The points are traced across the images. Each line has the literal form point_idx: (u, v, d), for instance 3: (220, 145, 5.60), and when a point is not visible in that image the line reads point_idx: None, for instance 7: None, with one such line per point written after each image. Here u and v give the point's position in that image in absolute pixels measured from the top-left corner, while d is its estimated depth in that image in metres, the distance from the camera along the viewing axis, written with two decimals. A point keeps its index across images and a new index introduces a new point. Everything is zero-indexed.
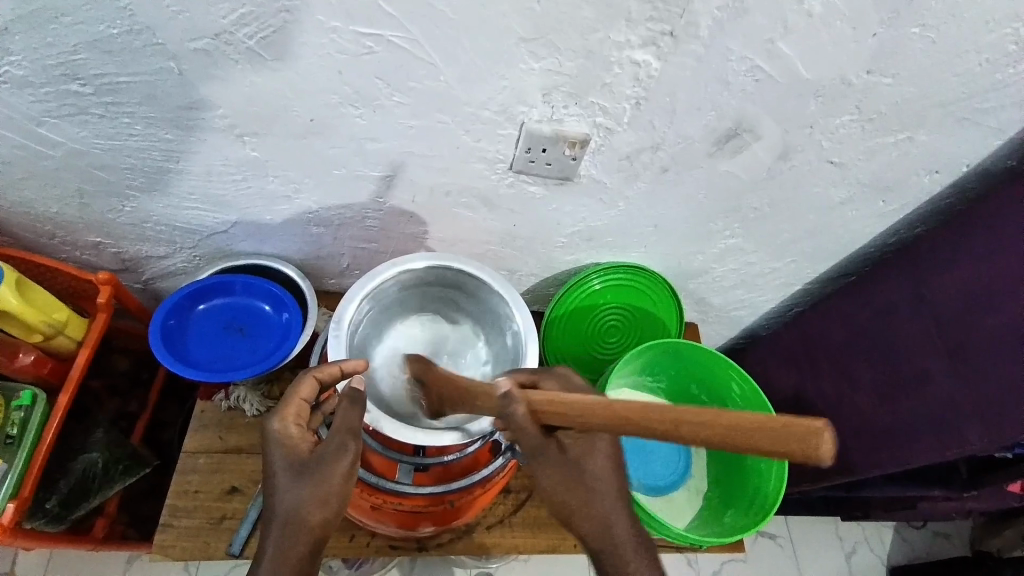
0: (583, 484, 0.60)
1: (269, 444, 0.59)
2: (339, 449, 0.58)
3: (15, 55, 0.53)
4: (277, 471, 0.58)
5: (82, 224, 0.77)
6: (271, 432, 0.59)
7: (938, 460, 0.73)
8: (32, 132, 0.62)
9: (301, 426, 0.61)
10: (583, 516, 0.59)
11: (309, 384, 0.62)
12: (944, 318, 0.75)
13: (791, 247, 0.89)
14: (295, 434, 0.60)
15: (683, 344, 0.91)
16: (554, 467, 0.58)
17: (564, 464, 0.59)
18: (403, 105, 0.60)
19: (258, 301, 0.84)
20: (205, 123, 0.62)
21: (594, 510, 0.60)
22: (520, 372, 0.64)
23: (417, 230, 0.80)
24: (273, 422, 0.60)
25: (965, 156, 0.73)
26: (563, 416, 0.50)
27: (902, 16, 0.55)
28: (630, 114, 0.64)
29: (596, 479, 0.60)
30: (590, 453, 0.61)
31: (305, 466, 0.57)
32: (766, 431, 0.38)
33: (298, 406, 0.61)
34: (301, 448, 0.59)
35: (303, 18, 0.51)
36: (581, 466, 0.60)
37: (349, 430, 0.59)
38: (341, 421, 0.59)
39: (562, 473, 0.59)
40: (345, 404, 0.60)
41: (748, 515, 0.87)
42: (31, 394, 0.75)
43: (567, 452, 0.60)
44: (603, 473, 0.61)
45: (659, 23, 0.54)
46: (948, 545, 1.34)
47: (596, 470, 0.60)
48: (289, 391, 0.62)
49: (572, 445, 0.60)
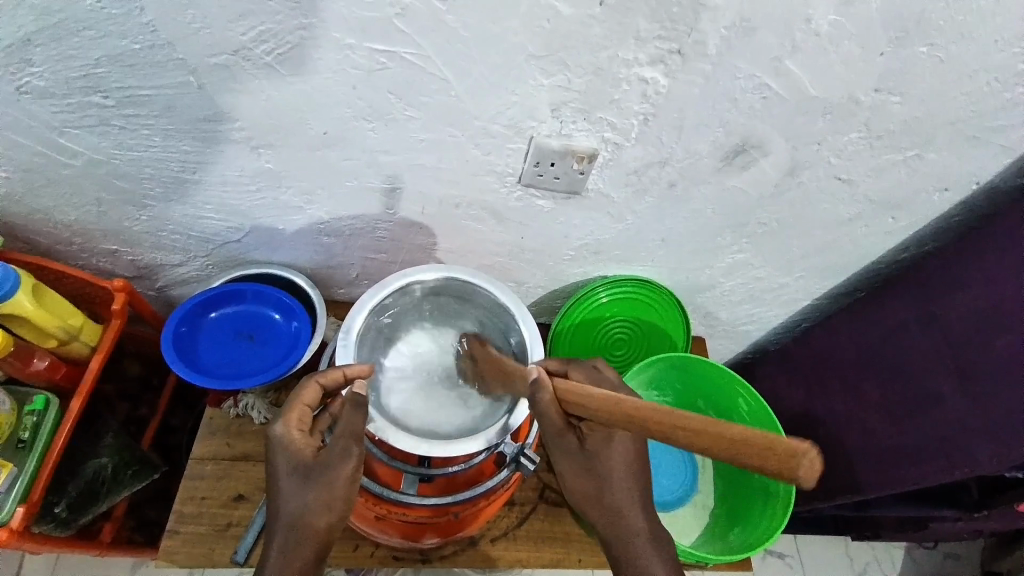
0: (597, 473, 0.62)
1: (274, 449, 0.60)
2: (341, 454, 0.58)
3: (39, 67, 0.55)
4: (281, 476, 0.59)
5: (99, 232, 0.78)
6: (273, 438, 0.60)
7: (945, 481, 0.72)
8: (52, 142, 0.63)
9: (305, 430, 0.60)
10: (597, 511, 0.62)
11: (313, 390, 0.60)
12: (957, 339, 0.74)
13: (799, 263, 0.89)
14: (299, 439, 0.59)
15: (700, 360, 0.91)
16: (569, 456, 0.61)
17: (580, 454, 0.61)
18: (415, 119, 0.61)
19: (269, 310, 0.85)
20: (222, 135, 0.63)
21: (607, 504, 0.62)
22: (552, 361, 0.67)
23: (427, 241, 0.81)
24: (277, 426, 0.60)
25: (974, 175, 0.73)
26: (580, 406, 0.53)
27: (910, 37, 0.56)
28: (638, 130, 0.64)
29: (611, 473, 0.62)
30: (608, 444, 0.62)
31: (308, 471, 0.58)
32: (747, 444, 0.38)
33: (301, 411, 0.60)
34: (305, 453, 0.59)
35: (319, 35, 0.52)
36: (597, 456, 0.62)
37: (353, 435, 0.58)
38: (345, 428, 0.57)
39: (576, 462, 0.61)
40: (348, 409, 0.57)
41: (755, 532, 0.86)
42: (44, 399, 0.77)
43: (585, 443, 0.61)
44: (618, 465, 0.62)
45: (666, 41, 0.54)
46: (958, 565, 1.32)
47: (612, 463, 0.62)
48: (293, 396, 0.60)
49: (591, 436, 0.62)
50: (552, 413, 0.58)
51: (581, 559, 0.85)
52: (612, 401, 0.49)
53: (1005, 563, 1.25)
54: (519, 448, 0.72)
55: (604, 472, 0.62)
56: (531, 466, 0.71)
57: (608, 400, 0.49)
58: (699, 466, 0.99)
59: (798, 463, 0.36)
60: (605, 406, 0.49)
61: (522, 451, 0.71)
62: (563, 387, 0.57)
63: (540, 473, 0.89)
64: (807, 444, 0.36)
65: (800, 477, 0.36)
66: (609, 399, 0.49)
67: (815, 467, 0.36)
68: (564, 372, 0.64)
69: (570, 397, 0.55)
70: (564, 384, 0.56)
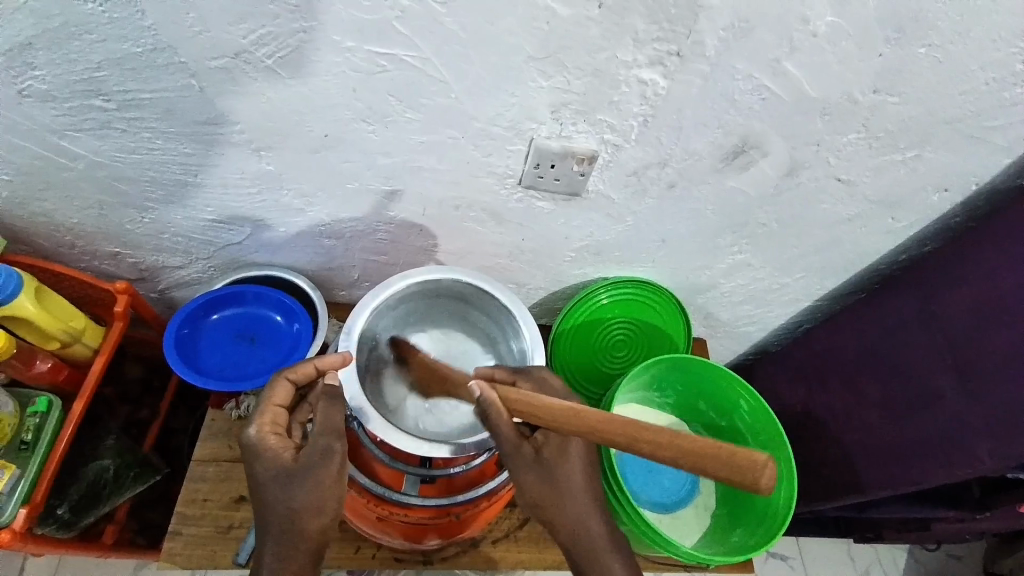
0: (557, 484, 0.62)
1: (251, 455, 0.59)
2: (325, 452, 0.59)
3: (40, 71, 0.55)
4: (268, 479, 0.58)
5: (102, 235, 0.79)
6: (249, 443, 0.58)
7: (947, 480, 0.72)
8: (54, 145, 0.64)
9: (279, 434, 0.60)
10: (558, 520, 0.62)
11: (284, 388, 0.61)
12: (957, 338, 0.75)
13: (799, 264, 0.89)
14: (275, 443, 0.59)
15: (706, 364, 0.91)
16: (526, 467, 0.61)
17: (538, 466, 0.62)
18: (415, 121, 0.62)
19: (270, 312, 0.85)
20: (222, 137, 0.63)
21: (569, 515, 0.62)
22: (499, 369, 0.66)
23: (427, 243, 0.81)
24: (251, 430, 0.59)
25: (973, 174, 0.73)
26: (538, 416, 0.53)
27: (907, 36, 0.56)
28: (638, 131, 0.64)
29: (570, 483, 0.63)
30: (564, 454, 0.63)
31: (292, 473, 0.58)
32: (719, 459, 0.44)
33: (274, 413, 0.60)
34: (285, 457, 0.58)
35: (319, 38, 0.53)
36: (555, 468, 0.62)
37: (333, 431, 0.59)
38: (324, 424, 0.59)
39: (534, 474, 0.62)
40: (325, 403, 0.61)
41: (755, 534, 0.86)
42: (47, 401, 0.77)
43: (541, 453, 0.62)
44: (576, 476, 0.63)
45: (664, 43, 0.55)
46: (961, 566, 1.32)
47: (569, 474, 0.63)
48: (263, 397, 0.61)
49: (547, 445, 0.63)
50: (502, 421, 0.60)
51: None
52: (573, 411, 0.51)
53: (1009, 564, 1.25)
54: None
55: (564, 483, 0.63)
56: None
57: (568, 411, 0.51)
58: None
59: (760, 472, 0.43)
60: (566, 418, 0.51)
61: None
62: (512, 397, 0.57)
63: None
64: (766, 457, 0.43)
65: (760, 482, 0.43)
66: (569, 411, 0.51)
67: (771, 476, 0.43)
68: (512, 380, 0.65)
69: (523, 407, 0.55)
70: (513, 394, 0.57)
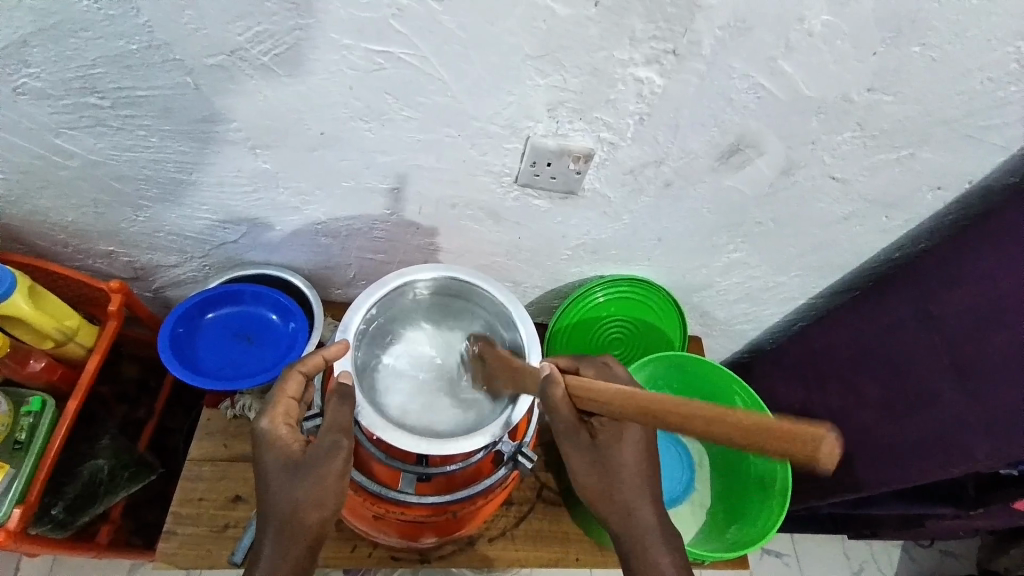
0: (609, 470, 0.62)
1: (260, 446, 0.59)
2: (330, 450, 0.58)
3: (34, 68, 0.55)
4: (271, 473, 0.58)
5: (97, 233, 0.78)
6: (261, 434, 0.60)
7: (945, 477, 0.72)
8: (49, 143, 0.63)
9: (291, 426, 0.61)
10: (605, 508, 0.62)
11: (296, 380, 0.63)
12: (952, 336, 0.75)
13: (795, 262, 0.90)
14: (286, 435, 0.60)
15: (699, 361, 0.92)
16: (582, 452, 0.61)
17: (593, 450, 0.61)
18: (412, 120, 0.62)
19: (266, 311, 0.85)
20: (218, 135, 0.63)
21: (619, 503, 0.62)
22: (561, 359, 0.67)
23: (424, 241, 0.81)
24: (263, 422, 0.60)
25: (968, 173, 0.74)
26: (598, 402, 0.53)
27: (902, 36, 0.56)
28: (634, 130, 0.65)
29: (621, 470, 0.62)
30: (619, 441, 0.62)
31: (298, 466, 0.58)
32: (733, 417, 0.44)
33: (287, 405, 0.61)
34: (294, 449, 0.59)
35: (315, 36, 0.52)
36: (609, 453, 0.62)
37: (341, 428, 0.60)
38: (334, 420, 0.60)
39: (587, 459, 0.61)
40: (335, 402, 0.61)
41: (750, 533, 0.86)
42: (41, 400, 0.76)
43: (597, 438, 0.62)
44: (629, 464, 0.62)
45: (662, 41, 0.55)
46: (955, 563, 1.33)
47: (623, 460, 0.62)
48: (276, 390, 0.62)
49: (603, 431, 0.62)
50: (564, 406, 0.59)
51: (579, 559, 0.85)
52: (626, 394, 0.49)
53: (1003, 561, 1.25)
54: (518, 446, 0.72)
55: (616, 470, 0.62)
56: (530, 464, 0.71)
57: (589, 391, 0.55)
58: (697, 465, 0.99)
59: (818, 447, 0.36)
60: (587, 396, 0.55)
61: (520, 449, 0.71)
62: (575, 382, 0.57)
63: (539, 473, 0.89)
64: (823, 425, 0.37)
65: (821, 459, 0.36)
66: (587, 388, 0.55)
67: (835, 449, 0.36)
68: (574, 367, 0.66)
69: (582, 392, 0.56)
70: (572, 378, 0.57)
